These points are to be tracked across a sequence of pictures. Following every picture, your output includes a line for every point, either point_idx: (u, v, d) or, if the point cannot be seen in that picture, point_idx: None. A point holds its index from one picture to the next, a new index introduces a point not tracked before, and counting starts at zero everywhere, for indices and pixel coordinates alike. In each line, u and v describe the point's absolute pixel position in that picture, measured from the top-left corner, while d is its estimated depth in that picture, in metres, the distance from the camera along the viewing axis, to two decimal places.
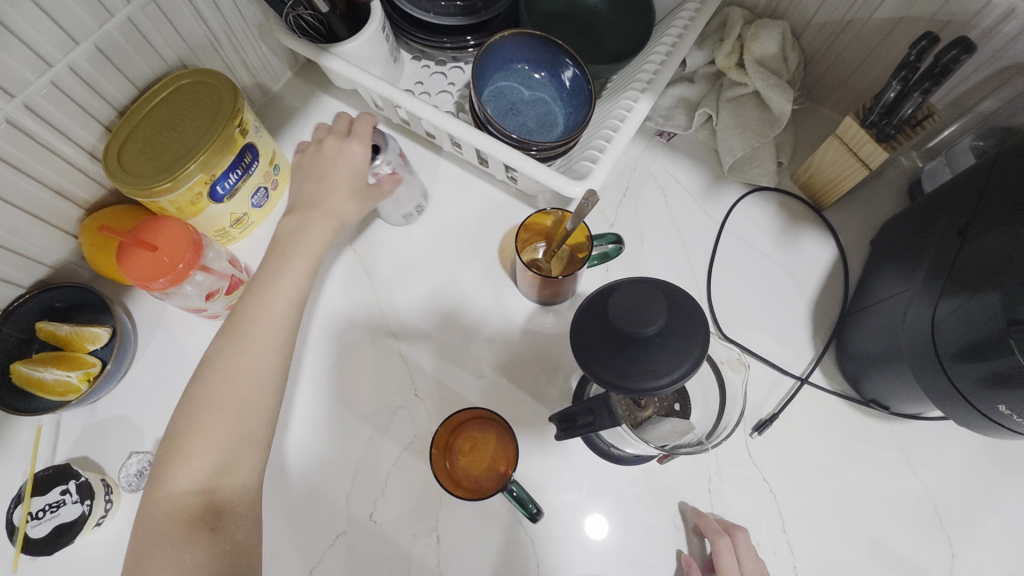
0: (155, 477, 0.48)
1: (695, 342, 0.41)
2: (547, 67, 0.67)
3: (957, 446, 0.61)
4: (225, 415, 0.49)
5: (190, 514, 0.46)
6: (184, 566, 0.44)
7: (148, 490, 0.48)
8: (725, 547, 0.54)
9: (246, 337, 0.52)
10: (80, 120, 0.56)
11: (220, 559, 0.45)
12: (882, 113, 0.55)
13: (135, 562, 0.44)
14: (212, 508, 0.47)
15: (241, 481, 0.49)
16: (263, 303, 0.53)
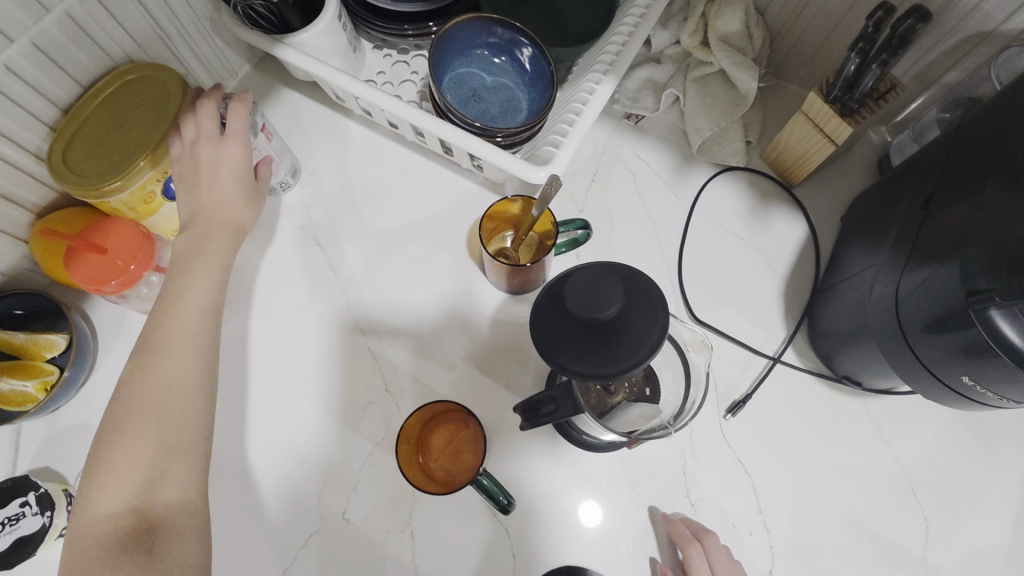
0: (81, 499, 0.48)
1: (654, 325, 0.40)
2: (508, 52, 0.66)
3: (929, 419, 0.62)
4: (147, 432, 0.49)
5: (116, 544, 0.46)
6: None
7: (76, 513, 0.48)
8: (696, 554, 0.53)
9: (158, 354, 0.52)
10: (22, 121, 0.54)
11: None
12: (844, 87, 0.55)
13: None
14: (142, 527, 0.47)
15: (172, 496, 0.49)
16: (176, 319, 0.53)
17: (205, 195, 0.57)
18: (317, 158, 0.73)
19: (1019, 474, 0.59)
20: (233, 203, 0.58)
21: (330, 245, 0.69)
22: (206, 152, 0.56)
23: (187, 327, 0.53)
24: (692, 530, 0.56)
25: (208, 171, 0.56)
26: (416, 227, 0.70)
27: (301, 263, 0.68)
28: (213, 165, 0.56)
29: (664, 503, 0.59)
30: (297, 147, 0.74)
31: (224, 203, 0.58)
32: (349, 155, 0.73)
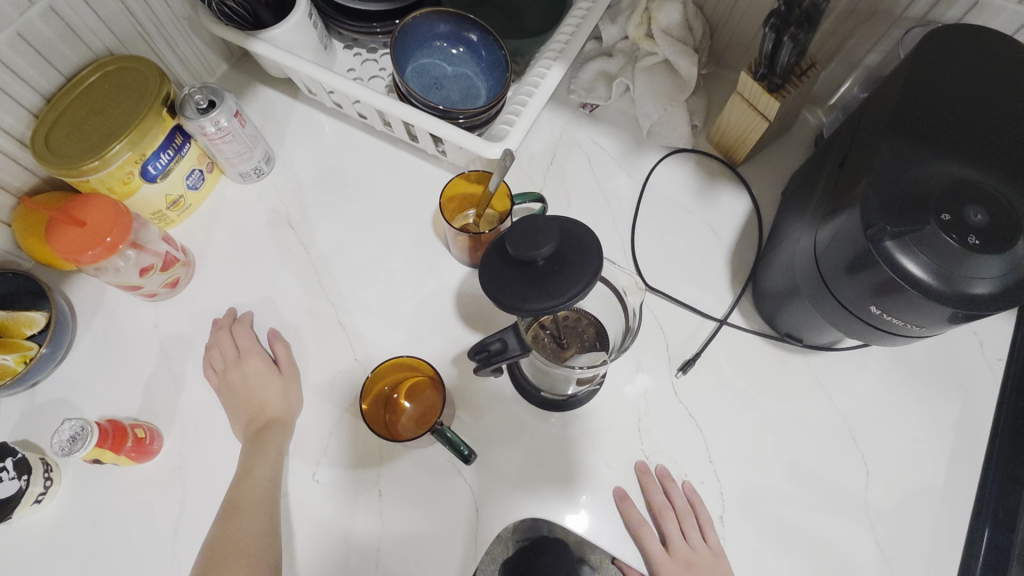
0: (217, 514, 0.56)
1: (588, 267, 0.44)
2: (465, 43, 0.71)
3: (868, 373, 0.65)
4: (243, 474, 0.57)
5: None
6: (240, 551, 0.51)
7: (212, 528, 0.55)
8: (644, 531, 0.59)
9: (242, 508, 0.55)
10: (7, 108, 0.58)
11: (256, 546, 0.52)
12: (768, 66, 0.60)
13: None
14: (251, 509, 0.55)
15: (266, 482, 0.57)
16: (242, 507, 0.55)
17: (252, 419, 0.60)
18: (290, 148, 0.77)
19: (951, 420, 0.63)
20: (263, 375, 0.62)
21: (303, 227, 0.73)
22: (236, 377, 0.62)
23: (264, 474, 0.57)
24: (636, 526, 0.59)
25: (248, 403, 0.61)
26: (384, 209, 0.74)
27: (274, 244, 0.72)
28: (245, 386, 0.62)
29: (620, 456, 0.62)
30: (271, 138, 0.78)
31: (268, 410, 0.61)
32: (321, 144, 0.78)
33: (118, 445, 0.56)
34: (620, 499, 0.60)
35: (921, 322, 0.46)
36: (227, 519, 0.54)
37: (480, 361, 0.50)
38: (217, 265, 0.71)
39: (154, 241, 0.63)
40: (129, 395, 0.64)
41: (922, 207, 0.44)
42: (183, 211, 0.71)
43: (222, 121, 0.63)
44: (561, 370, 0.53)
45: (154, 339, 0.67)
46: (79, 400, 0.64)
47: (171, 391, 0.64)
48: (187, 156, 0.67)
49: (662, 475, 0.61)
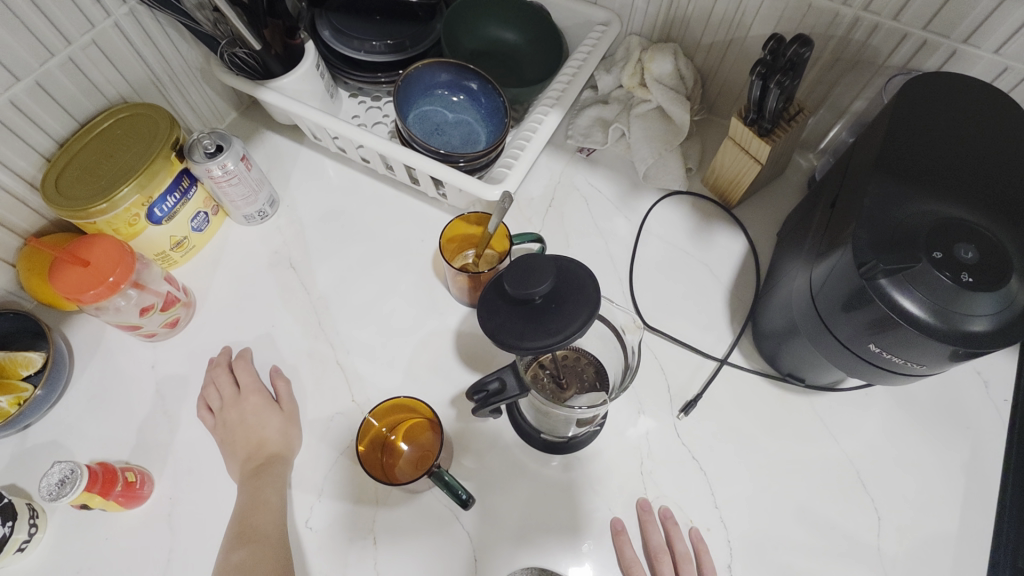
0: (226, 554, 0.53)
1: (585, 305, 0.45)
2: (465, 92, 0.75)
3: (873, 414, 0.64)
4: (250, 509, 0.55)
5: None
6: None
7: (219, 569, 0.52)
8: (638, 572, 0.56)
9: (256, 545, 0.52)
10: (20, 152, 0.60)
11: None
12: (757, 112, 0.63)
13: None
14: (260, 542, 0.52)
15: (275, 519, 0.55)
16: (258, 542, 0.53)
17: (250, 458, 0.59)
18: (294, 191, 0.79)
19: (961, 463, 0.62)
20: (259, 412, 0.61)
21: (304, 267, 0.73)
22: (232, 415, 0.61)
23: (264, 512, 0.55)
24: (627, 563, 0.57)
25: (245, 441, 0.60)
26: (385, 250, 0.75)
27: (275, 285, 0.72)
28: (242, 424, 0.60)
29: (623, 502, 0.61)
30: (276, 181, 0.80)
31: (266, 448, 0.59)
32: (325, 187, 0.79)
33: (108, 489, 0.54)
34: (616, 532, 0.58)
35: (922, 358, 0.45)
36: (243, 555, 0.51)
37: (478, 402, 0.49)
38: (218, 305, 0.71)
39: (155, 281, 0.64)
40: (122, 437, 0.63)
41: (913, 244, 0.44)
42: (187, 251, 0.72)
43: (228, 165, 0.65)
44: (561, 410, 0.52)
45: (151, 380, 0.66)
46: (70, 443, 0.62)
47: (165, 433, 0.63)
48: (192, 199, 0.69)
49: (665, 516, 0.59)
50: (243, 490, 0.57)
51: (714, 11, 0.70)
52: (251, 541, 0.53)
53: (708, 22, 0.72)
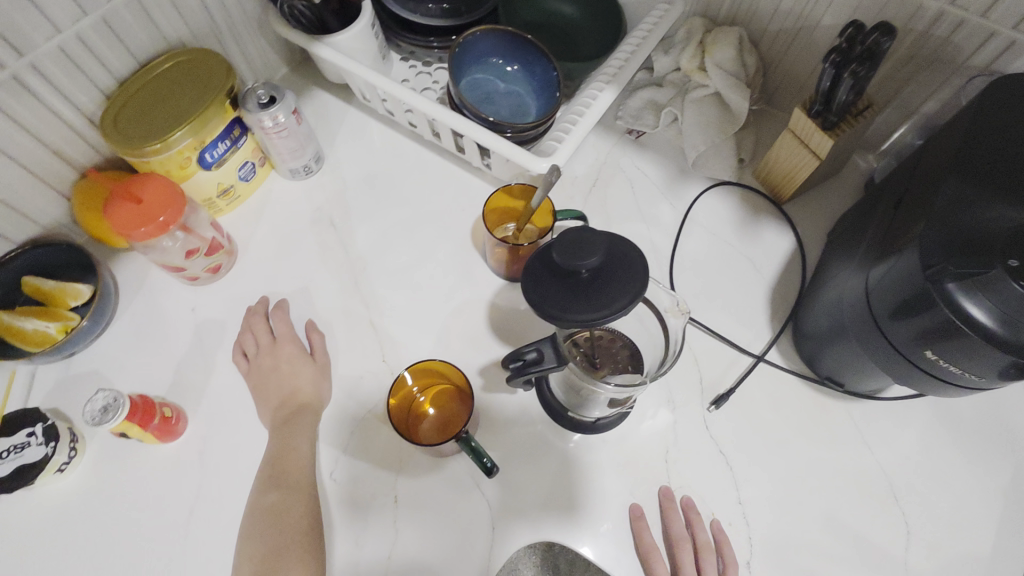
0: (256, 498, 0.54)
1: (633, 282, 0.44)
2: (520, 62, 0.74)
3: (911, 426, 0.62)
4: (280, 458, 0.55)
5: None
6: (294, 531, 0.51)
7: (250, 512, 0.53)
8: (657, 557, 0.56)
9: (288, 490, 0.54)
10: (83, 87, 0.61)
11: (311, 530, 0.52)
12: (823, 103, 0.60)
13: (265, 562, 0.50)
14: (292, 489, 0.54)
15: (306, 467, 0.56)
16: (290, 487, 0.54)
17: (281, 405, 0.60)
18: (340, 150, 0.79)
19: (1001, 485, 0.60)
20: (293, 364, 0.62)
21: (345, 226, 0.74)
22: (267, 362, 0.62)
23: (290, 460, 0.55)
24: (645, 548, 0.56)
25: (278, 388, 0.61)
26: (425, 217, 0.75)
27: (315, 241, 0.73)
28: (276, 372, 0.61)
29: (644, 487, 0.60)
30: (323, 139, 0.80)
31: (297, 396, 0.61)
32: (369, 149, 0.79)
33: (146, 421, 0.56)
34: (637, 517, 0.58)
35: (980, 371, 0.43)
36: (276, 498, 0.53)
37: (513, 370, 0.50)
38: (258, 256, 0.72)
39: (201, 225, 0.65)
40: (159, 374, 0.64)
41: (989, 249, 0.42)
42: (232, 200, 0.73)
43: (280, 117, 0.66)
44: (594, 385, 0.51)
45: (190, 322, 0.68)
46: (110, 374, 0.64)
47: (201, 374, 0.64)
48: (242, 147, 0.69)
49: (687, 506, 0.59)
50: (273, 436, 0.58)
51: None
52: (282, 486, 0.54)
53: (778, 7, 0.69)
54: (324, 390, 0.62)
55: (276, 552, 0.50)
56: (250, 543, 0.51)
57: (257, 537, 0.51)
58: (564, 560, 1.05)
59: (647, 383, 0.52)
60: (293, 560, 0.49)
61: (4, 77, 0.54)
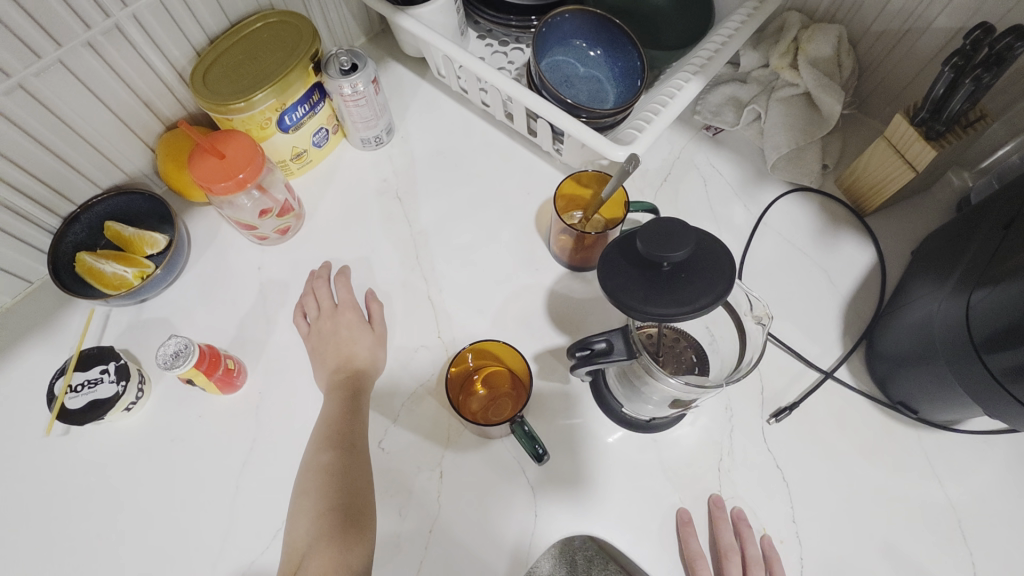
0: (312, 455, 0.55)
1: (719, 280, 0.42)
2: (604, 46, 0.72)
3: (989, 464, 0.58)
4: (337, 420, 0.56)
5: (321, 548, 0.49)
6: (350, 492, 0.52)
7: (305, 469, 0.54)
8: (703, 565, 0.54)
9: (343, 450, 0.54)
10: (177, 41, 0.62)
11: (365, 494, 0.53)
12: (931, 110, 0.56)
13: (319, 519, 0.51)
14: (345, 451, 0.54)
15: (360, 432, 0.56)
16: (345, 448, 0.55)
17: (338, 369, 0.61)
18: (411, 124, 0.79)
19: None
20: (351, 331, 0.63)
21: (410, 200, 0.74)
22: (327, 326, 0.63)
23: (344, 424, 0.56)
24: (692, 555, 0.55)
25: (336, 352, 0.62)
26: (490, 197, 0.74)
27: (380, 213, 0.73)
28: (335, 337, 0.62)
29: (694, 492, 0.59)
30: (395, 111, 0.80)
31: (354, 362, 0.61)
32: (439, 125, 0.79)
33: (212, 370, 0.58)
34: (685, 521, 0.57)
35: None
36: (332, 458, 0.54)
37: (580, 359, 0.51)
38: (324, 222, 0.73)
39: (275, 185, 0.66)
40: (224, 327, 0.66)
41: None
42: (304, 164, 0.74)
43: (359, 85, 0.66)
44: (667, 378, 0.49)
45: (256, 280, 0.69)
46: (178, 323, 0.67)
47: (263, 331, 0.66)
48: (319, 113, 0.70)
49: (738, 517, 0.57)
50: (329, 399, 0.59)
51: None
52: (344, 447, 0.55)
53: (885, 6, 0.64)
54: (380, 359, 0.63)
55: (337, 510, 0.51)
56: (308, 499, 0.52)
57: (315, 494, 0.52)
58: (583, 556, 1.04)
59: (722, 386, 0.48)
60: (354, 520, 0.51)
61: (108, 26, 0.56)
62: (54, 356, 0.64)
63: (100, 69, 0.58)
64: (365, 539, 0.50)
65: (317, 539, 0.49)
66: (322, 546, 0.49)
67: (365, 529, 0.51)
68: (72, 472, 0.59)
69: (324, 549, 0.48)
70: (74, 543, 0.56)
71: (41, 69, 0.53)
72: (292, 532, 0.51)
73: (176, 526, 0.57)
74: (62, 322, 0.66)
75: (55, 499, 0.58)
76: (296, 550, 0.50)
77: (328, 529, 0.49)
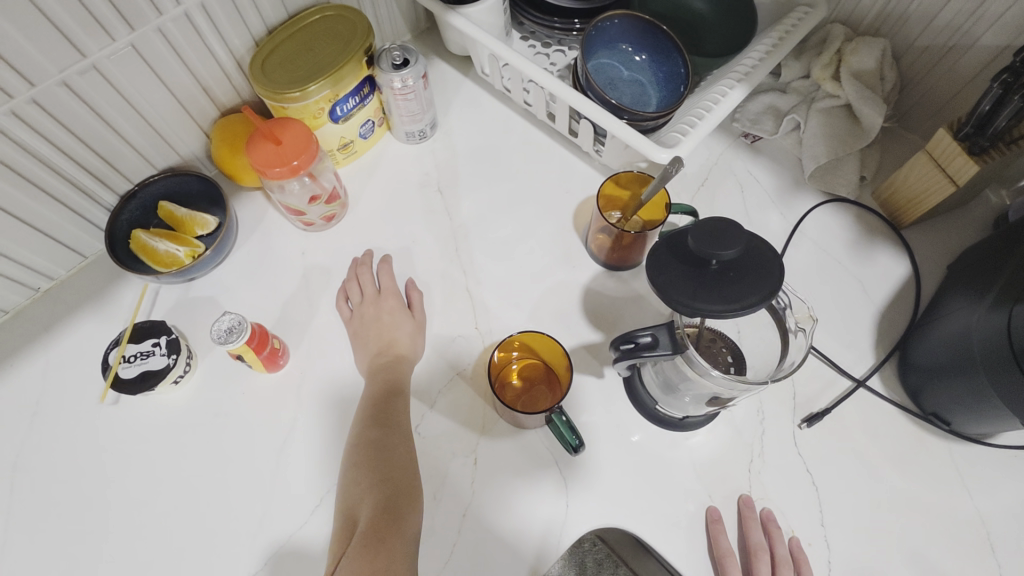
0: (357, 435, 0.56)
1: (768, 280, 0.43)
2: (649, 52, 0.73)
3: (1020, 479, 0.58)
4: (380, 401, 0.58)
5: (373, 518, 0.50)
6: (396, 469, 0.53)
7: (351, 447, 0.56)
8: (732, 563, 0.55)
9: (387, 430, 0.56)
10: (238, 30, 0.65)
11: (410, 472, 0.54)
12: (976, 126, 0.57)
13: (366, 495, 0.52)
14: (388, 430, 0.56)
15: (403, 413, 0.58)
16: (388, 427, 0.56)
17: (379, 353, 0.62)
18: (453, 120, 0.81)
19: None
20: (392, 317, 0.65)
21: (450, 194, 0.76)
22: (370, 312, 0.65)
23: (387, 405, 0.58)
24: (720, 552, 0.56)
25: (378, 337, 0.63)
26: (529, 194, 0.75)
27: (421, 205, 0.75)
28: (377, 322, 0.64)
29: (723, 492, 0.59)
30: (437, 107, 0.82)
31: (395, 347, 0.63)
32: (480, 121, 0.81)
33: (260, 349, 0.59)
34: (714, 520, 0.57)
35: None
36: (377, 435, 0.55)
37: (623, 352, 0.52)
38: (367, 211, 0.75)
39: (324, 174, 0.68)
40: (268, 308, 0.68)
41: None
42: (349, 155, 0.76)
43: (409, 80, 0.68)
44: (712, 373, 0.49)
45: (299, 265, 0.71)
46: (223, 302, 0.69)
47: (305, 314, 0.68)
48: (367, 105, 0.72)
49: (767, 518, 0.58)
50: (371, 381, 0.60)
51: (944, 10, 0.63)
52: (384, 425, 0.56)
53: (931, 22, 0.65)
54: (420, 346, 0.65)
55: (383, 483, 0.52)
56: (355, 474, 0.54)
57: (361, 470, 0.54)
58: (593, 558, 1.04)
59: (765, 384, 0.49)
60: (402, 492, 0.52)
61: (178, 13, 0.58)
62: (106, 328, 0.67)
63: (166, 53, 0.60)
64: (415, 509, 0.52)
65: (369, 510, 0.51)
66: (374, 516, 0.50)
67: (414, 500, 0.52)
68: (120, 440, 0.61)
69: (376, 519, 0.50)
70: (121, 508, 0.58)
71: (114, 52, 0.56)
72: (342, 507, 0.53)
73: (219, 497, 0.59)
74: (114, 296, 0.68)
75: (103, 465, 0.60)
76: (350, 521, 0.51)
77: (375, 501, 0.51)
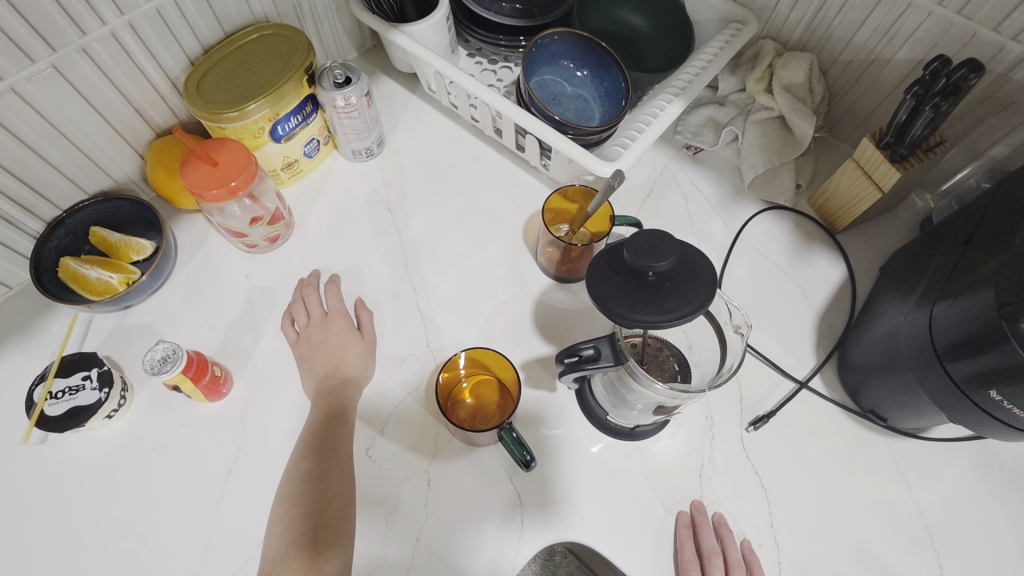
0: (292, 465, 0.55)
1: (700, 290, 0.44)
2: (590, 67, 0.75)
3: (953, 470, 0.61)
4: (319, 429, 0.57)
5: (291, 556, 0.49)
6: (323, 501, 0.52)
7: (285, 479, 0.55)
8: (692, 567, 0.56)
9: (325, 458, 0.55)
10: (172, 50, 0.63)
11: (341, 502, 0.53)
12: (895, 135, 0.60)
13: (292, 528, 0.50)
14: (321, 458, 0.55)
15: (344, 438, 0.57)
16: (326, 456, 0.55)
17: (326, 376, 0.61)
18: (401, 136, 0.81)
19: None
20: (340, 340, 0.63)
21: (399, 211, 0.75)
22: (317, 334, 0.64)
23: (329, 433, 0.57)
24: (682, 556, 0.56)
25: (325, 359, 0.62)
26: (478, 210, 0.76)
27: (370, 223, 0.74)
28: (325, 345, 0.63)
29: (676, 497, 0.60)
30: (385, 124, 0.81)
31: (343, 369, 0.62)
32: (429, 138, 0.81)
33: (198, 377, 0.58)
34: (680, 525, 0.58)
35: None
36: (311, 465, 0.54)
37: (569, 364, 0.53)
38: (313, 231, 0.73)
39: (266, 195, 0.67)
40: (210, 334, 0.66)
41: None
42: (294, 174, 0.75)
43: (352, 98, 0.67)
44: (655, 385, 0.50)
45: (243, 288, 0.69)
46: (162, 329, 0.66)
47: (250, 338, 0.66)
48: (311, 124, 0.71)
49: (718, 522, 0.58)
50: (317, 406, 0.59)
51: (862, 26, 0.67)
52: (321, 454, 0.55)
53: (852, 38, 0.68)
54: (371, 369, 0.64)
55: (309, 516, 0.51)
56: (285, 505, 0.53)
57: (291, 501, 0.52)
58: (565, 570, 1.03)
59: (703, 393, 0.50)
60: (327, 526, 0.51)
61: (104, 33, 0.56)
62: (33, 362, 0.63)
63: (94, 75, 0.58)
64: (340, 546, 0.50)
65: (291, 545, 0.49)
66: (293, 553, 0.48)
67: (341, 536, 0.51)
68: (48, 480, 0.58)
69: (294, 556, 0.48)
70: (47, 554, 0.55)
71: (34, 73, 0.53)
72: (267, 542, 0.52)
73: (157, 534, 0.56)
74: (42, 329, 0.65)
75: (30, 508, 0.56)
76: (270, 556, 0.50)
77: (298, 535, 0.50)
